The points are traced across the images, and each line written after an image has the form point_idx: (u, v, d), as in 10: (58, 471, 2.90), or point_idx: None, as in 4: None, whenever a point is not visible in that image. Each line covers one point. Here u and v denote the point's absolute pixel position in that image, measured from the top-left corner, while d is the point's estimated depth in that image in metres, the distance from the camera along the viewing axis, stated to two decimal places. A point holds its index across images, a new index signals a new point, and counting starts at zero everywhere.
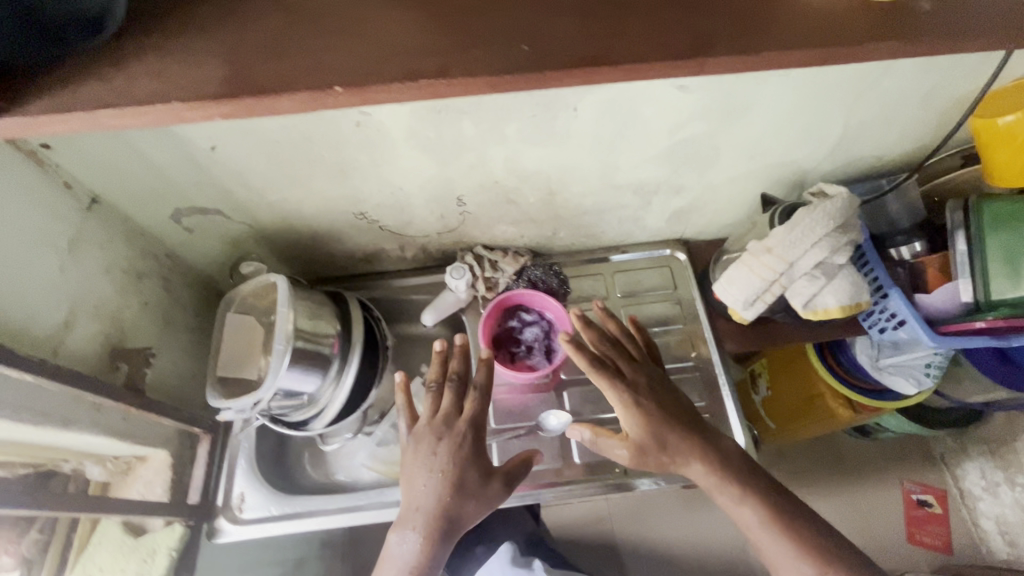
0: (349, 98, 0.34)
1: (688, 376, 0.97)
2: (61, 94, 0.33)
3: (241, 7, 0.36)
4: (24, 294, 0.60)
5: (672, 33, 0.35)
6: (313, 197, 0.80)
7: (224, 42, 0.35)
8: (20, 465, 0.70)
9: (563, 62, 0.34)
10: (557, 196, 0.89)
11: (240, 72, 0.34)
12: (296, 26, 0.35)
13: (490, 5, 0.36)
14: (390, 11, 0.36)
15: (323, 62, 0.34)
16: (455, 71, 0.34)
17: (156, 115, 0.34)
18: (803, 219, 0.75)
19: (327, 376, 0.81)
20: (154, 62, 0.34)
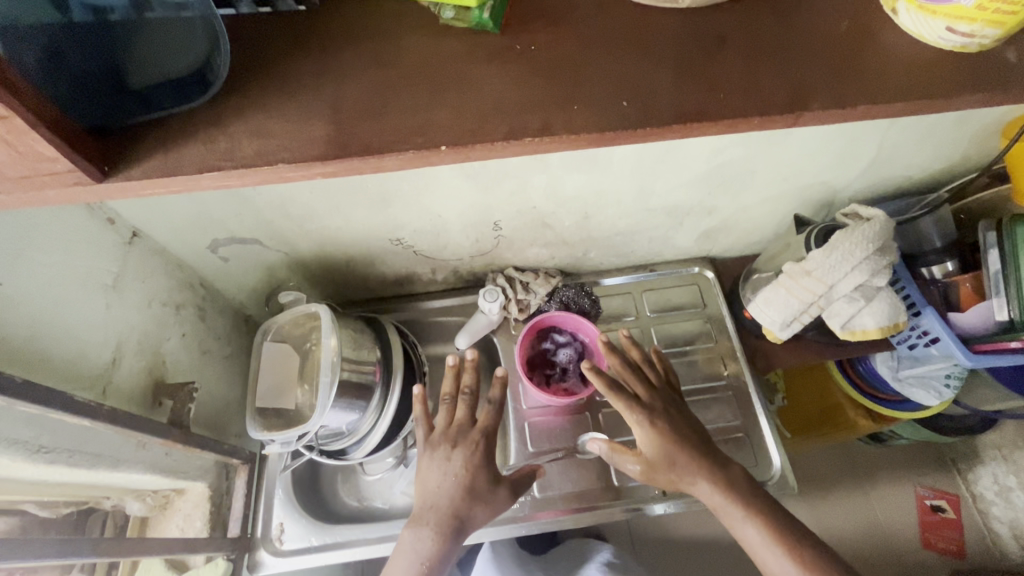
0: (453, 157, 0.34)
1: (721, 395, 0.97)
2: (169, 158, 0.34)
3: (338, 64, 0.36)
4: (74, 334, 0.59)
5: (769, 87, 0.36)
6: (352, 225, 0.80)
7: (326, 101, 0.35)
8: (63, 503, 0.68)
9: (665, 117, 0.35)
10: (592, 219, 0.89)
11: (345, 131, 0.34)
12: (395, 83, 0.35)
13: (588, 59, 0.36)
14: (488, 67, 0.36)
15: (426, 119, 0.34)
16: (558, 127, 0.34)
17: (261, 176, 0.34)
18: (843, 242, 0.76)
19: (369, 405, 0.81)
20: (257, 123, 0.35)
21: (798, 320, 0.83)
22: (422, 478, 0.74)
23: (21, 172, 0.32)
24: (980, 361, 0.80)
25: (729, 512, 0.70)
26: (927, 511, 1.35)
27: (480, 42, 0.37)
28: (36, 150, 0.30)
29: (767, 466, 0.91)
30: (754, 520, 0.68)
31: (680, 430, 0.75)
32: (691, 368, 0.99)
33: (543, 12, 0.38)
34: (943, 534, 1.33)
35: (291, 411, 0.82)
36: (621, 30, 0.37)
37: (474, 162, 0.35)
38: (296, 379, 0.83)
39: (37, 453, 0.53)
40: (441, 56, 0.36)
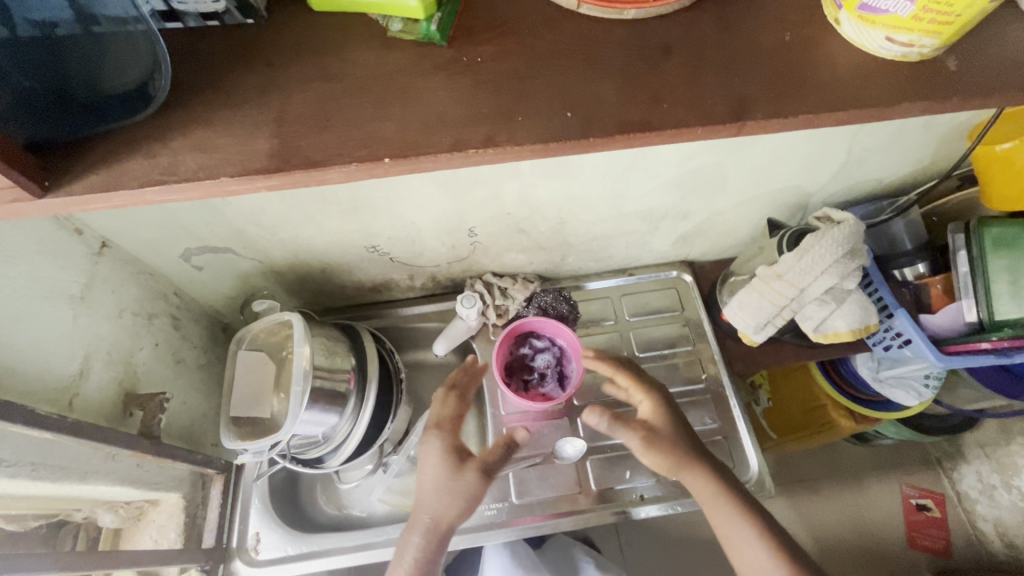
0: (398, 168, 0.34)
1: (700, 398, 0.97)
2: (111, 173, 0.34)
3: (284, 77, 0.36)
4: (37, 348, 0.59)
5: (713, 97, 0.36)
6: (326, 233, 0.80)
7: (270, 115, 0.35)
8: (32, 517, 0.67)
9: (607, 128, 0.35)
10: (567, 224, 0.89)
11: (289, 145, 0.34)
12: (339, 95, 0.36)
13: (532, 71, 0.37)
14: (433, 79, 0.36)
15: (369, 132, 0.34)
16: (500, 139, 0.34)
17: (203, 189, 0.34)
18: (814, 246, 0.76)
19: (344, 413, 0.80)
20: (201, 137, 0.35)
21: (772, 323, 0.84)
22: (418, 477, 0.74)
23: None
24: (950, 360, 0.80)
25: (721, 511, 0.68)
26: (913, 510, 1.36)
27: (426, 53, 0.37)
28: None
29: (745, 469, 0.92)
30: (746, 515, 0.67)
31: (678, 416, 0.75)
32: (670, 372, 1.00)
33: (489, 23, 0.38)
34: (928, 532, 1.34)
35: (266, 419, 0.82)
36: (567, 41, 0.38)
37: (420, 172, 0.36)
38: (271, 387, 0.83)
39: None
40: (387, 68, 0.37)
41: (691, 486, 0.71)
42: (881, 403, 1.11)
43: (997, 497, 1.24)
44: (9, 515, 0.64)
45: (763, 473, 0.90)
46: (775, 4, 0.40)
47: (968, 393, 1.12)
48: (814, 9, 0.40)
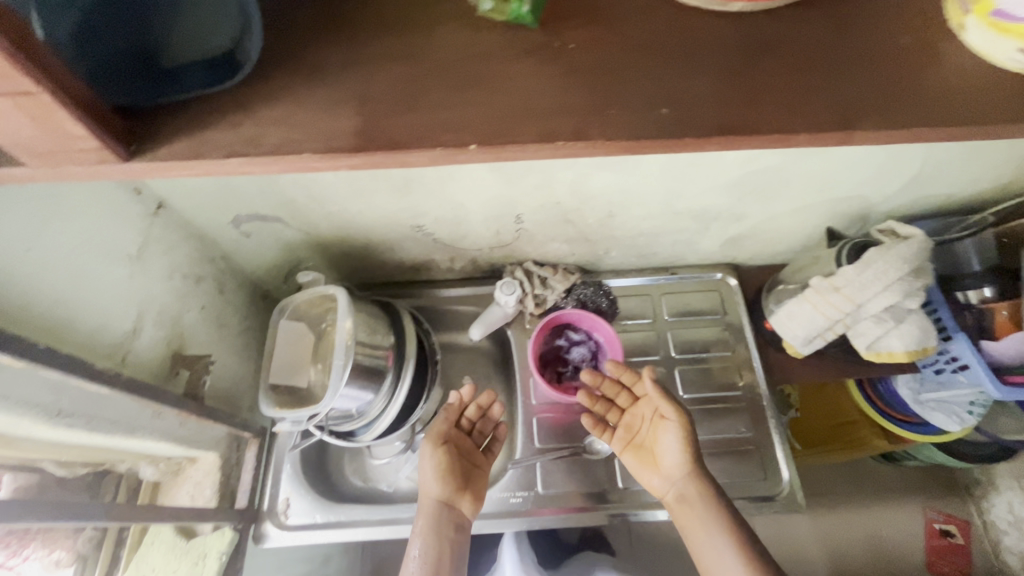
0: (482, 157, 0.33)
1: (735, 405, 0.95)
2: (190, 141, 0.33)
3: (369, 51, 0.35)
4: (97, 304, 0.60)
5: (823, 102, 0.34)
6: (375, 209, 0.80)
7: (354, 90, 0.34)
8: (80, 464, 0.70)
9: (705, 128, 0.33)
10: (615, 218, 0.87)
11: (373, 123, 0.33)
12: (424, 74, 0.34)
13: (627, 60, 0.35)
14: (523, 62, 0.35)
15: (455, 115, 0.33)
16: (592, 132, 0.33)
17: (285, 164, 0.33)
18: (876, 261, 0.73)
19: (380, 391, 0.81)
20: (282, 109, 0.34)
21: (821, 337, 0.81)
22: (439, 464, 0.78)
23: (47, 148, 0.31)
24: (1009, 393, 0.76)
25: (716, 543, 0.66)
26: (933, 533, 1.32)
27: (518, 36, 0.36)
28: (61, 127, 0.29)
29: (777, 480, 0.90)
30: (728, 529, 0.66)
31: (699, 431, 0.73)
32: (705, 375, 0.98)
33: (582, 6, 0.37)
34: (945, 556, 1.30)
35: (303, 389, 0.84)
36: (665, 31, 0.36)
37: (504, 162, 0.34)
38: (309, 359, 0.85)
39: (57, 418, 0.54)
40: (476, 49, 0.35)
41: (689, 505, 0.70)
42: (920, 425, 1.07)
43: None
44: (60, 460, 0.67)
45: (795, 487, 0.88)
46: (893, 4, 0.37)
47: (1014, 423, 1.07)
48: (934, 13, 0.37)
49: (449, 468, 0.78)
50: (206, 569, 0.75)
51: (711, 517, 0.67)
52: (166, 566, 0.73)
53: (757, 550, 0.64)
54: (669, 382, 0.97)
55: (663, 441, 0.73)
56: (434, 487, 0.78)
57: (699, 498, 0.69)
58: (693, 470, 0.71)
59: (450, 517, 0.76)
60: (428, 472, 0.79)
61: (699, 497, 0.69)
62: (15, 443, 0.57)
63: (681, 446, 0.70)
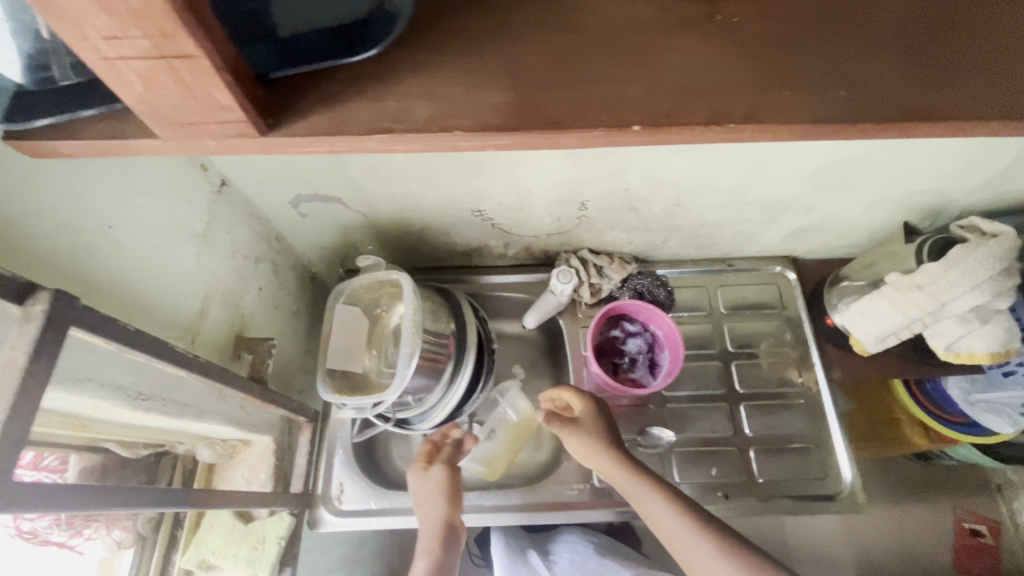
0: (642, 139, 0.30)
1: (793, 402, 0.93)
2: (330, 114, 0.31)
3: (514, 21, 0.33)
4: (169, 285, 0.58)
5: (1011, 87, 0.31)
6: (439, 192, 0.77)
7: (502, 63, 0.31)
8: (142, 446, 0.69)
9: (886, 114, 0.30)
10: (681, 207, 0.84)
11: (524, 100, 0.30)
12: (576, 47, 0.32)
13: (798, 36, 0.32)
14: (683, 35, 0.32)
15: (616, 92, 0.30)
16: (765, 114, 0.30)
17: (430, 142, 0.31)
18: (966, 259, 0.70)
19: (441, 380, 0.79)
20: (424, 82, 0.31)
21: (895, 335, 0.79)
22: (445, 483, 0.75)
23: (188, 119, 0.30)
24: None
25: (654, 510, 0.66)
26: (964, 534, 1.21)
27: (673, 9, 0.33)
28: (212, 95, 0.28)
29: (836, 480, 0.88)
30: (669, 502, 0.66)
31: (612, 426, 0.77)
32: (762, 370, 0.95)
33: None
34: (975, 558, 1.18)
35: (358, 376, 0.81)
36: (831, 7, 0.33)
37: (659, 144, 0.32)
38: (364, 345, 0.83)
39: (136, 401, 0.52)
40: (630, 21, 0.32)
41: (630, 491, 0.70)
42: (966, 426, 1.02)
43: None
44: (124, 441, 0.66)
45: (856, 487, 0.86)
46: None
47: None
48: None
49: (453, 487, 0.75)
50: (266, 553, 0.74)
51: (643, 490, 0.68)
52: (226, 549, 0.73)
53: (694, 507, 0.65)
54: (725, 376, 0.95)
55: (578, 449, 0.76)
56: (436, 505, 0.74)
57: (626, 478, 0.70)
58: (609, 461, 0.72)
59: (451, 535, 0.74)
60: (425, 492, 0.75)
61: (627, 480, 0.70)
62: (90, 425, 0.55)
63: (586, 442, 0.74)
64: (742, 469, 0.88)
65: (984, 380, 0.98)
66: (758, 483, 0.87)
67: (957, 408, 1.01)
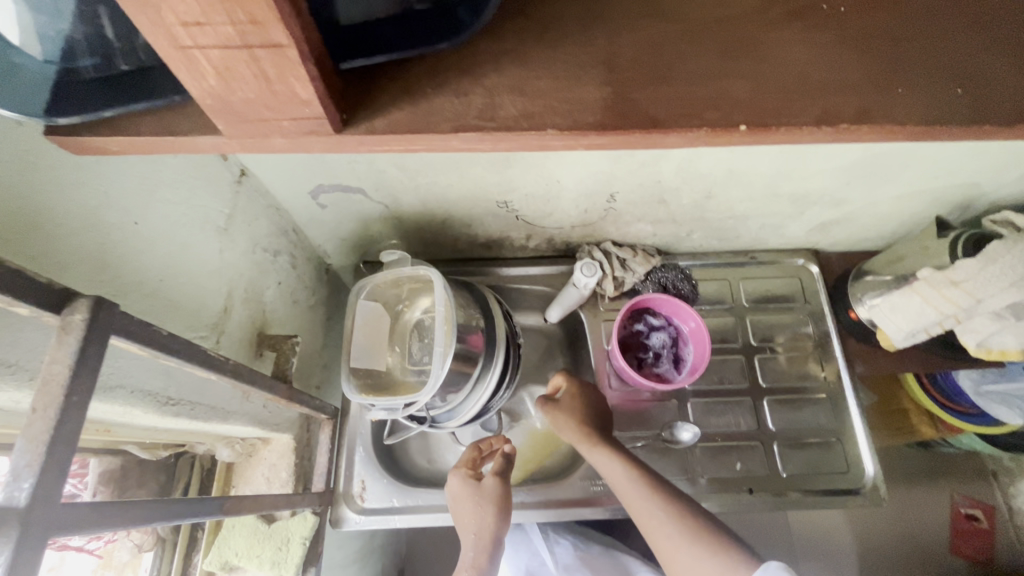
0: (746, 139, 0.31)
1: (816, 397, 0.92)
2: (412, 106, 0.34)
3: (613, 15, 0.34)
4: (197, 281, 0.56)
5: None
6: (465, 183, 0.74)
7: (603, 58, 0.33)
8: (161, 447, 0.66)
9: (991, 117, 0.31)
10: (712, 199, 0.82)
11: (624, 98, 0.32)
12: (680, 40, 0.33)
13: (899, 34, 0.34)
14: (785, 27, 0.34)
15: (725, 90, 0.32)
16: (877, 114, 0.31)
17: (527, 139, 0.32)
18: (1004, 256, 0.68)
19: (471, 378, 0.77)
20: (516, 75, 0.34)
21: (925, 331, 0.78)
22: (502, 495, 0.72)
23: (263, 116, 0.32)
24: None
25: (630, 493, 0.66)
26: (959, 517, 1.19)
27: None
28: (294, 91, 0.30)
29: (860, 474, 0.88)
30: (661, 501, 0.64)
31: (595, 408, 0.77)
32: (785, 365, 0.94)
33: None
34: (969, 540, 1.17)
35: (382, 373, 0.79)
36: (925, 11, 0.35)
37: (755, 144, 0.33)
38: (386, 343, 0.81)
39: (165, 406, 0.50)
40: (729, 14, 0.34)
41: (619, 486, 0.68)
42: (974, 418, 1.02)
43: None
44: (144, 443, 0.63)
45: (880, 482, 0.86)
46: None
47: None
48: None
49: (504, 497, 0.73)
50: (290, 554, 0.72)
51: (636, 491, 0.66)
52: (249, 550, 0.71)
53: (669, 490, 0.66)
54: (748, 370, 0.94)
55: (560, 428, 0.76)
56: (487, 516, 0.72)
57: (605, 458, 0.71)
58: (588, 441, 0.73)
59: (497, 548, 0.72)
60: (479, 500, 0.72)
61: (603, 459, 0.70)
62: (114, 430, 0.53)
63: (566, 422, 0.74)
64: (766, 463, 0.88)
65: (996, 372, 0.97)
66: (782, 477, 0.87)
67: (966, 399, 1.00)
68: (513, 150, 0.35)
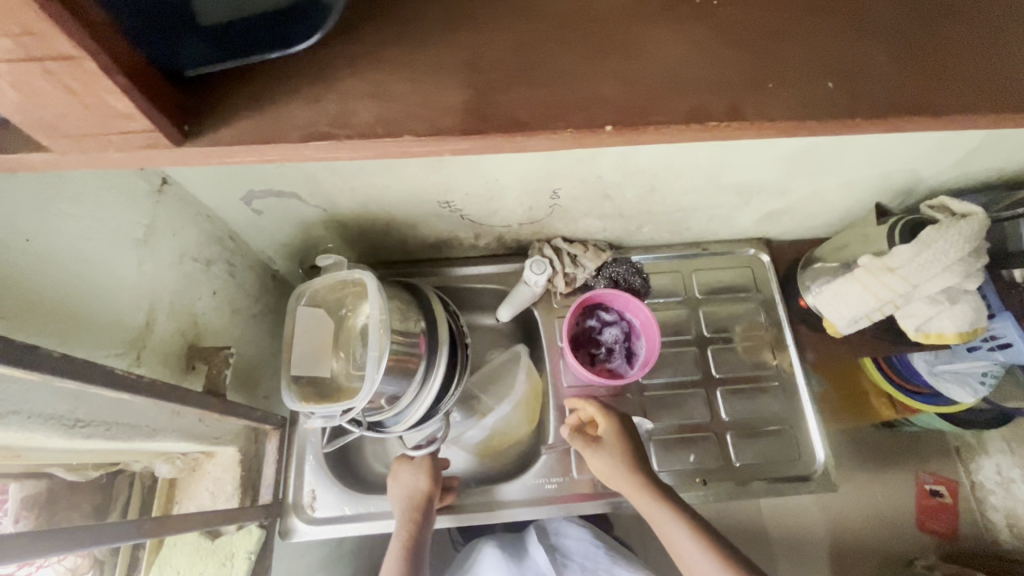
0: (616, 139, 0.33)
1: (769, 385, 0.93)
2: (269, 114, 0.34)
3: (486, 14, 0.36)
4: (111, 296, 0.54)
5: (970, 82, 0.34)
6: (402, 184, 0.72)
7: (465, 60, 0.34)
8: (91, 468, 0.64)
9: (850, 109, 0.33)
10: (655, 193, 0.81)
11: (482, 103, 0.33)
12: (546, 37, 0.35)
13: (778, 23, 0.35)
14: (660, 21, 0.35)
15: (598, 88, 0.33)
16: (749, 110, 0.33)
17: (382, 147, 0.33)
18: (938, 241, 0.69)
19: (413, 381, 0.77)
20: (370, 77, 0.34)
21: (867, 317, 0.79)
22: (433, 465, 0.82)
23: (83, 132, 0.31)
24: None
25: (667, 528, 0.68)
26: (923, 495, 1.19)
27: None
28: (109, 104, 0.29)
29: (810, 460, 0.89)
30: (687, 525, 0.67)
31: (636, 444, 0.77)
32: (738, 354, 0.95)
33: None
34: (936, 517, 1.17)
35: (326, 380, 0.78)
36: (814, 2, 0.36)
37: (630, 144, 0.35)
38: (331, 348, 0.79)
39: (72, 428, 0.49)
40: (606, 9, 0.36)
41: (652, 512, 0.70)
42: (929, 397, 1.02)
43: (1014, 491, 1.07)
44: (70, 465, 0.61)
45: (829, 467, 0.88)
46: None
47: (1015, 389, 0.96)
48: None
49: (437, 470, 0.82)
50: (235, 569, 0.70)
51: (663, 513, 0.69)
52: (191, 569, 0.68)
53: (707, 530, 0.66)
54: (701, 361, 0.95)
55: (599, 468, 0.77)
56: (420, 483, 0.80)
57: (644, 499, 0.71)
58: (628, 482, 0.73)
59: (428, 513, 0.78)
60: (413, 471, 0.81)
61: (644, 500, 0.71)
62: (23, 455, 0.50)
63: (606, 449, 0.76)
64: (720, 454, 0.89)
65: (946, 351, 0.98)
66: (736, 467, 0.88)
67: (920, 379, 1.00)
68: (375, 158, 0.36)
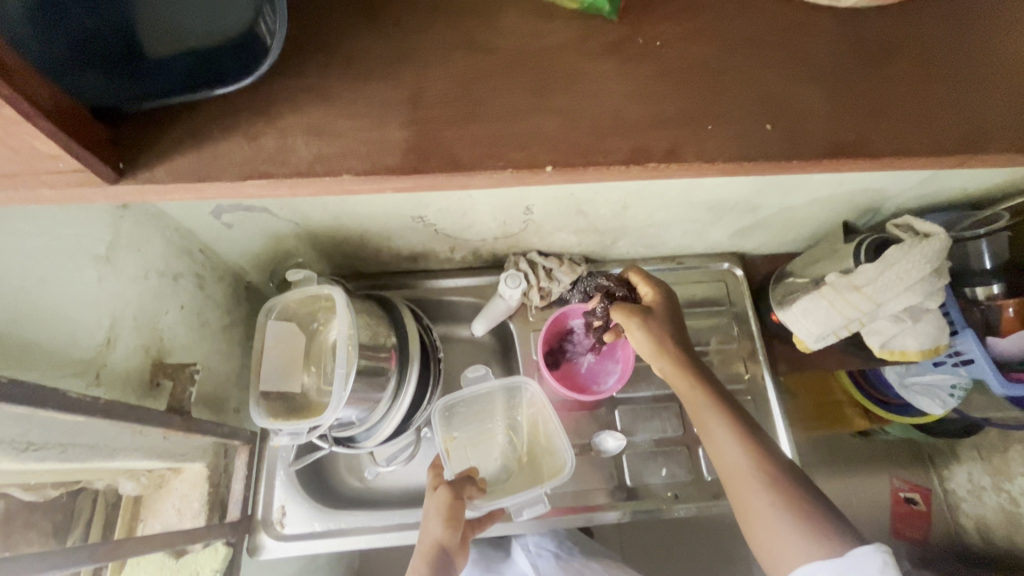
0: (556, 176, 0.36)
1: (741, 398, 0.94)
2: (207, 151, 0.37)
3: (436, 56, 0.39)
4: (69, 317, 0.53)
5: (889, 125, 0.39)
6: (374, 200, 0.72)
7: (411, 103, 0.37)
8: (51, 487, 0.63)
9: (775, 151, 0.38)
10: (629, 209, 0.81)
11: (422, 143, 0.36)
12: (491, 78, 0.38)
13: (718, 67, 0.39)
14: (604, 63, 0.39)
15: (539, 130, 0.37)
16: (685, 150, 0.37)
17: (328, 183, 0.36)
18: (899, 261, 0.71)
19: (384, 396, 0.77)
20: (313, 115, 0.37)
21: (834, 334, 0.80)
22: (451, 504, 0.71)
23: (15, 169, 0.33)
24: (1013, 388, 0.77)
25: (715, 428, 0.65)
26: (897, 502, 1.20)
27: (596, 25, 0.40)
28: (34, 143, 0.31)
29: None
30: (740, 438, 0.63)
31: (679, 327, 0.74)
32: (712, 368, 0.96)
33: (669, 7, 0.41)
34: (909, 522, 1.18)
35: (295, 395, 0.77)
36: (748, 41, 0.40)
37: (578, 177, 0.38)
38: (301, 363, 0.78)
39: (25, 451, 0.48)
40: (553, 44, 0.39)
41: (704, 416, 0.67)
42: (900, 408, 1.03)
43: (985, 498, 1.09)
44: (27, 485, 0.60)
45: None
46: (955, 33, 0.42)
47: (985, 400, 0.97)
48: (939, 44, 0.42)
49: (456, 512, 0.71)
50: None
51: (711, 414, 0.66)
52: None
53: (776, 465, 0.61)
54: None
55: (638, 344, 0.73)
56: (434, 527, 0.70)
57: (720, 436, 0.64)
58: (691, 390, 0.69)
59: (445, 564, 0.68)
60: (429, 511, 0.71)
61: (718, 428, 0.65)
62: None
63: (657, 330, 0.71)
64: (690, 467, 0.87)
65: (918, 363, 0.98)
66: (706, 481, 0.86)
67: (891, 391, 1.01)
68: (319, 192, 0.38)
